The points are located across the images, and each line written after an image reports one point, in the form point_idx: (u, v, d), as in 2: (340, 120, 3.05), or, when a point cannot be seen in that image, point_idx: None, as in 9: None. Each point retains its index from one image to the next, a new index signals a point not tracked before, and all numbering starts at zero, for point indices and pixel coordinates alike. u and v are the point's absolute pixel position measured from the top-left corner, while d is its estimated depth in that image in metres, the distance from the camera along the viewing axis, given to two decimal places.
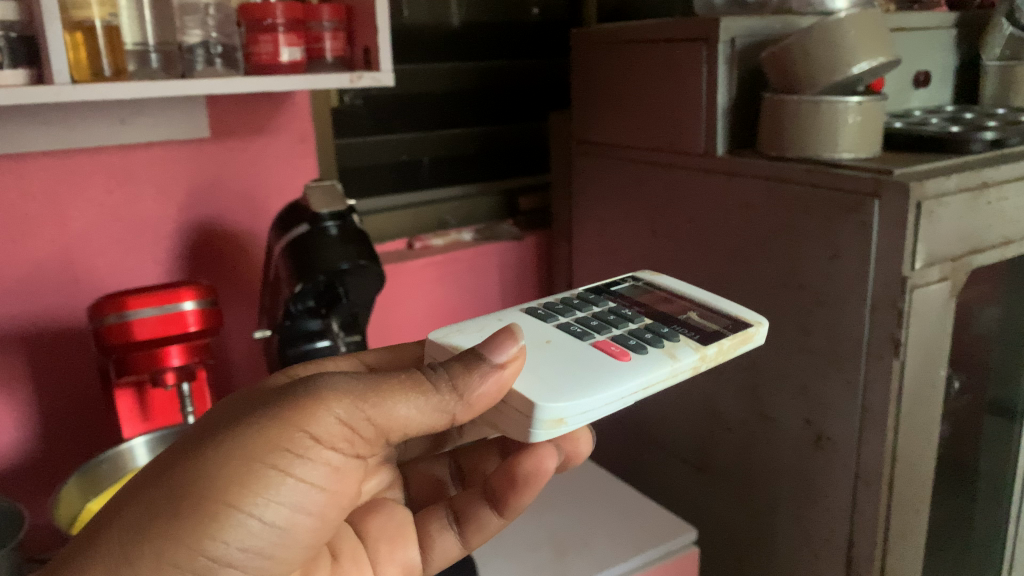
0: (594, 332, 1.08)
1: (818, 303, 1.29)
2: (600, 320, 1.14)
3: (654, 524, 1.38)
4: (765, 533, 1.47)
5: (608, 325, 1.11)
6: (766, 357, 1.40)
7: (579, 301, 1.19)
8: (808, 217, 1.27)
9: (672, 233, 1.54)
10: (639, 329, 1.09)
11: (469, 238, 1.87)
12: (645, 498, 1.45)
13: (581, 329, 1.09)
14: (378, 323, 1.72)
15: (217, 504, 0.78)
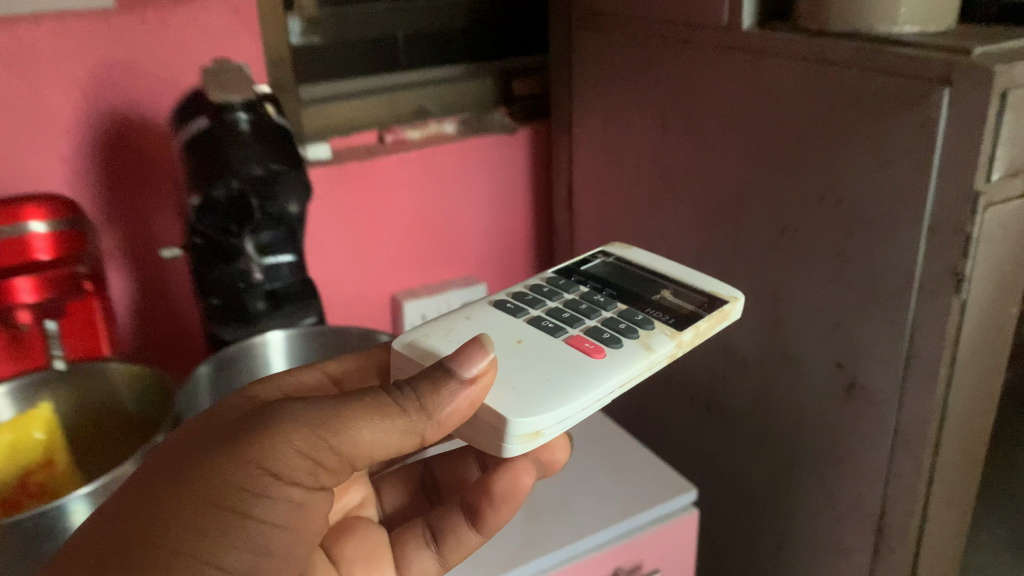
0: (569, 321, 1.02)
1: (859, 221, 1.02)
2: (577, 316, 1.03)
3: (647, 480, 1.16)
4: (782, 487, 1.25)
5: (584, 319, 1.03)
6: (790, 288, 1.14)
7: (551, 296, 1.07)
8: (850, 116, 0.99)
9: (685, 129, 1.26)
10: (616, 314, 1.04)
11: (451, 130, 1.56)
12: (639, 447, 1.24)
13: (555, 326, 1.00)
14: (342, 235, 1.47)
15: (165, 557, 0.69)
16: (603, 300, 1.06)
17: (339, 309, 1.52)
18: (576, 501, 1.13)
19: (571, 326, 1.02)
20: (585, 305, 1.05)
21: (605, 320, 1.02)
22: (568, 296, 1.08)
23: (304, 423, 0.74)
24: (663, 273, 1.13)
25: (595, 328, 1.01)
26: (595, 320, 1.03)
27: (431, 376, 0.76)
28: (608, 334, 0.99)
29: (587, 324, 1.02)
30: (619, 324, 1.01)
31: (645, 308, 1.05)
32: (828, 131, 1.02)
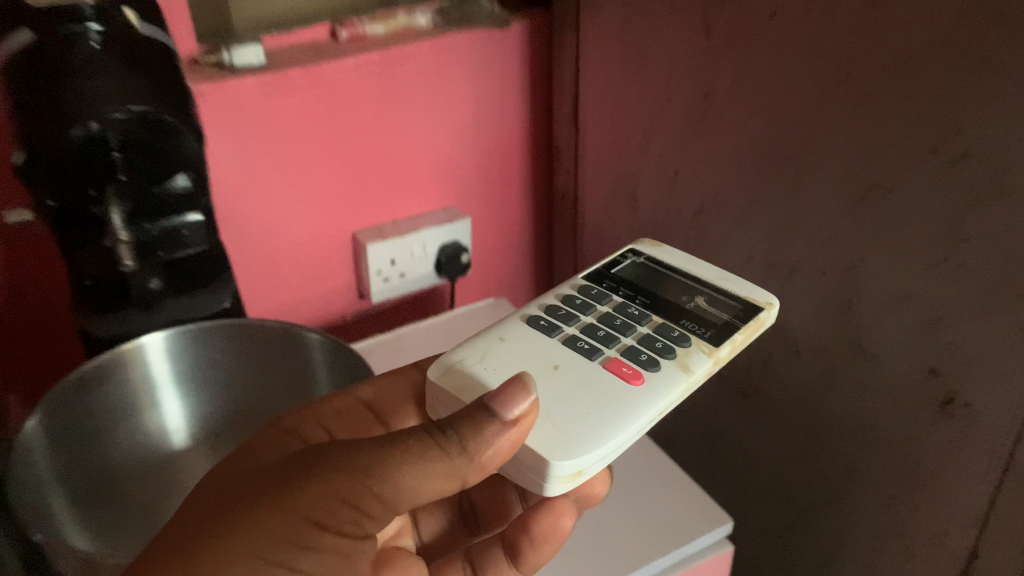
0: (602, 337, 0.83)
1: (990, 188, 0.71)
2: (612, 332, 0.84)
3: (666, 508, 0.92)
4: (837, 502, 0.99)
5: (619, 336, 0.84)
6: (872, 268, 0.84)
7: (582, 304, 0.88)
8: (994, 32, 0.66)
9: (733, 35, 0.92)
10: (653, 329, 0.84)
11: (425, 24, 1.21)
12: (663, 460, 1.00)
13: (586, 345, 0.82)
14: (277, 166, 1.12)
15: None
16: (638, 311, 0.87)
17: (277, 260, 1.20)
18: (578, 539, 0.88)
19: (604, 344, 0.82)
20: (620, 318, 0.86)
21: (643, 337, 0.83)
22: (603, 302, 0.89)
23: (343, 476, 0.65)
24: (693, 279, 0.92)
25: (630, 348, 0.82)
26: (631, 335, 0.84)
27: (475, 416, 0.67)
28: (646, 354, 0.81)
29: (622, 342, 0.83)
30: (657, 342, 0.82)
31: (681, 320, 0.86)
32: (954, 57, 0.70)
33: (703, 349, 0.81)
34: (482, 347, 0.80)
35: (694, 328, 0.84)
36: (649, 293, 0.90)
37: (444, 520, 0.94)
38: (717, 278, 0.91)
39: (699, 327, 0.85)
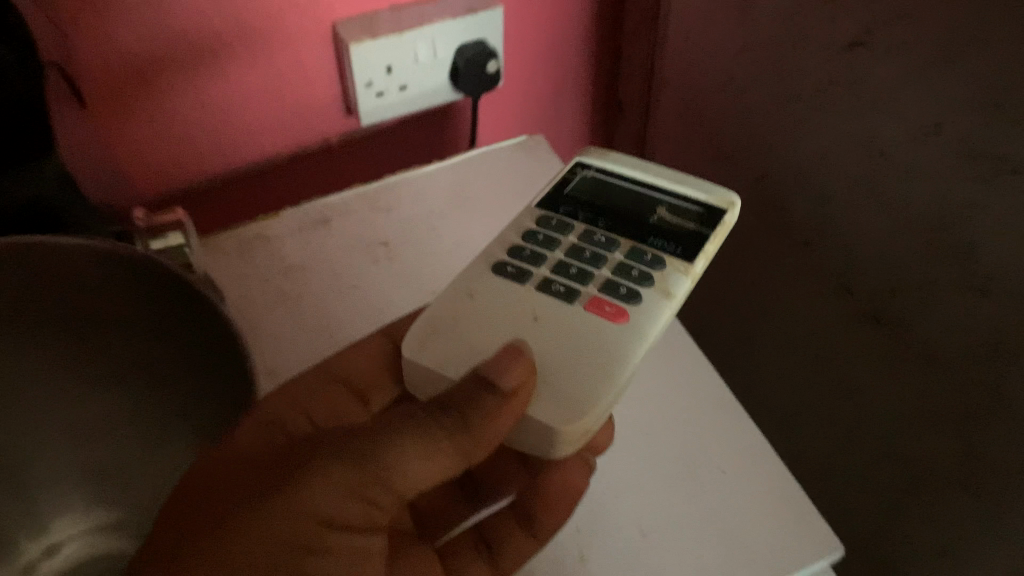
0: (576, 275, 0.52)
1: None
2: (584, 265, 0.53)
3: (738, 511, 0.59)
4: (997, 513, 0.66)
5: (593, 267, 0.53)
6: None
7: (537, 236, 0.56)
8: None
9: None
10: (630, 253, 0.53)
11: None
12: (737, 421, 0.65)
13: (564, 290, 0.51)
14: None
15: None
16: (604, 230, 0.56)
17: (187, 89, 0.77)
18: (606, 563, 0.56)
19: (579, 284, 0.52)
20: (580, 245, 0.55)
21: (620, 265, 0.53)
22: (563, 227, 0.56)
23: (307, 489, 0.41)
24: (639, 186, 0.58)
25: (610, 280, 0.51)
26: (603, 266, 0.53)
27: (467, 386, 0.43)
28: (628, 287, 0.51)
29: (598, 277, 0.52)
30: (636, 269, 0.52)
31: (653, 237, 0.55)
32: None
33: (684, 269, 0.52)
34: (449, 302, 0.50)
35: (669, 241, 0.54)
36: (612, 204, 0.58)
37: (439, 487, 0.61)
38: (668, 184, 0.58)
39: (675, 239, 0.54)
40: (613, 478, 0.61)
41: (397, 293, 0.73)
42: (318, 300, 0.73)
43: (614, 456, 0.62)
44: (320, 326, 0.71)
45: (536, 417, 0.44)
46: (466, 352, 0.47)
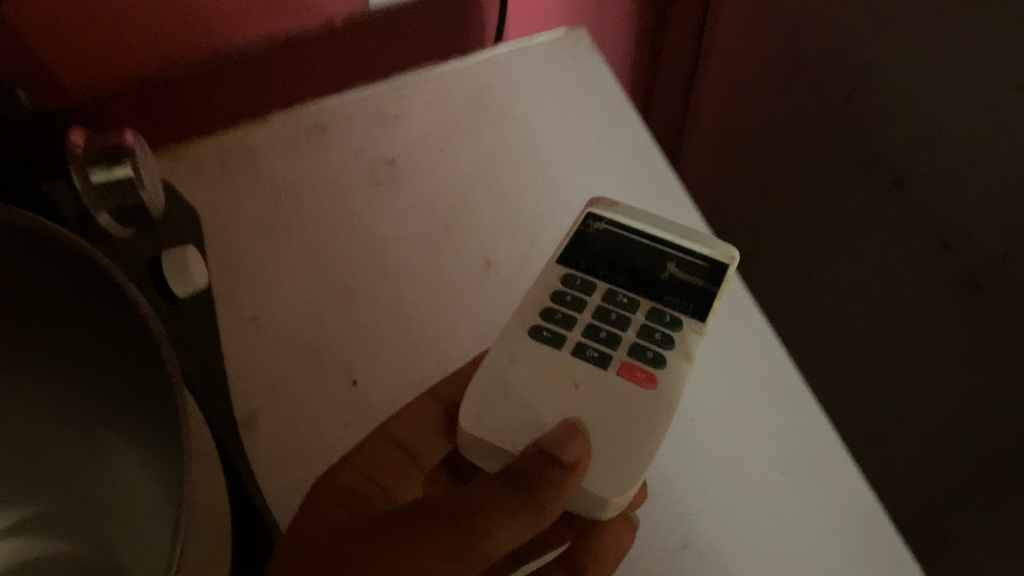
0: (605, 341, 0.48)
1: None
2: (613, 328, 0.49)
3: (792, 521, 0.51)
4: None
5: (619, 331, 0.48)
6: None
7: (562, 294, 0.50)
8: None
9: None
10: (651, 312, 0.49)
11: None
12: (799, 405, 0.54)
13: (593, 359, 0.47)
14: None
15: None
16: (626, 286, 0.50)
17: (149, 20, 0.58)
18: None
19: (609, 348, 0.48)
20: (605, 304, 0.50)
21: (643, 327, 0.48)
22: (588, 283, 0.50)
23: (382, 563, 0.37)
24: (651, 239, 0.51)
25: (636, 343, 0.47)
26: (629, 329, 0.48)
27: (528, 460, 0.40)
28: (653, 349, 0.47)
29: (626, 340, 0.48)
30: (660, 330, 0.48)
31: (668, 293, 0.50)
32: None
33: (700, 325, 0.48)
34: (494, 370, 0.46)
35: (685, 295, 0.49)
36: (629, 256, 0.51)
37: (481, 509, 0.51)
38: (672, 237, 0.51)
39: (693, 293, 0.50)
40: (652, 473, 0.52)
41: (410, 226, 0.63)
42: (312, 236, 0.62)
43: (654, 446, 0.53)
44: (314, 266, 0.61)
45: (593, 485, 0.42)
46: (527, 421, 0.44)
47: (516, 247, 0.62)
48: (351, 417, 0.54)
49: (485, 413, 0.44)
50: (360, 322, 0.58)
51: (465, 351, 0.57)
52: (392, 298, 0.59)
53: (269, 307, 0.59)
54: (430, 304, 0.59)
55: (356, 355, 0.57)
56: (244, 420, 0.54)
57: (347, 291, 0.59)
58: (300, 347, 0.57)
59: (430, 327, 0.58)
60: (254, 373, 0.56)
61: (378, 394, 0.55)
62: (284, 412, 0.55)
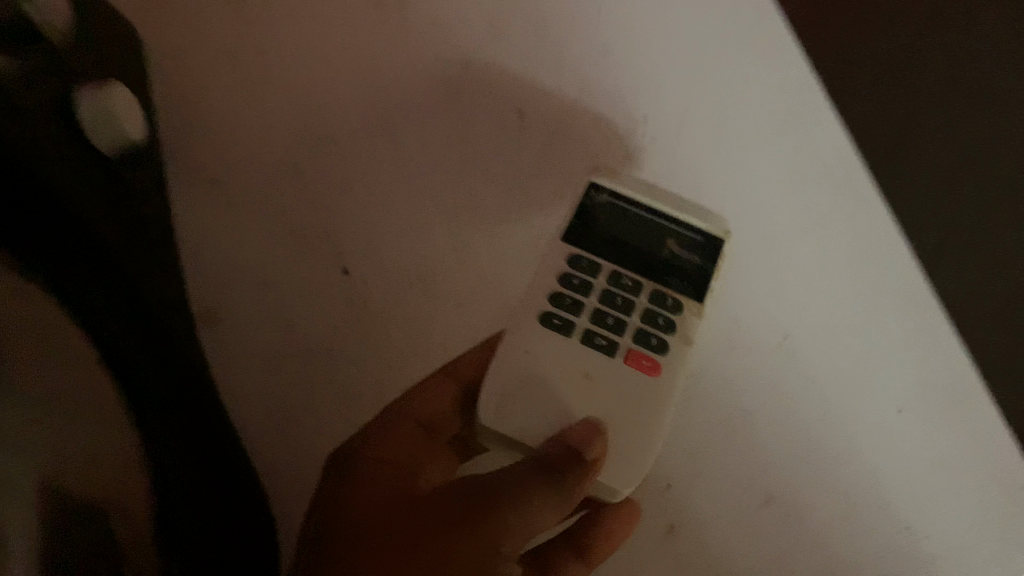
0: (610, 330, 0.37)
1: None
2: (618, 312, 0.37)
3: (908, 470, 0.39)
4: None
5: (624, 317, 0.37)
6: None
7: (567, 273, 0.37)
8: None
9: None
10: (653, 295, 0.37)
11: None
12: (909, 306, 0.41)
13: (598, 353, 0.36)
14: None
15: None
16: (632, 267, 0.38)
17: None
18: (708, 538, 0.39)
19: (615, 339, 0.36)
20: (609, 285, 0.37)
21: (645, 313, 0.37)
22: (593, 261, 0.38)
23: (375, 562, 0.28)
24: (656, 205, 0.38)
25: (639, 333, 0.36)
26: (632, 313, 0.37)
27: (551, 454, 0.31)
28: (658, 340, 0.36)
29: (631, 329, 0.37)
30: (664, 316, 0.37)
31: (668, 272, 0.38)
32: None
33: (701, 310, 0.37)
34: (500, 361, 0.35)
35: (691, 275, 0.37)
36: (630, 228, 0.38)
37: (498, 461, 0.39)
38: (671, 203, 0.38)
39: (700, 274, 0.38)
40: (730, 404, 0.40)
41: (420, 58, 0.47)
42: (289, 68, 0.47)
43: (734, 369, 0.41)
44: (292, 111, 0.46)
45: (608, 481, 0.34)
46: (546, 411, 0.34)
47: (557, 92, 0.46)
48: (340, 316, 0.42)
49: (497, 405, 0.34)
50: (351, 190, 0.44)
51: (489, 235, 0.44)
52: (395, 158, 0.45)
53: (233, 164, 0.45)
54: (443, 168, 0.45)
55: (346, 232, 0.43)
56: (202, 313, 0.42)
57: (334, 146, 0.45)
58: (273, 220, 0.44)
59: (443, 198, 0.44)
60: (215, 253, 0.43)
61: (375, 287, 0.43)
62: (254, 305, 0.42)
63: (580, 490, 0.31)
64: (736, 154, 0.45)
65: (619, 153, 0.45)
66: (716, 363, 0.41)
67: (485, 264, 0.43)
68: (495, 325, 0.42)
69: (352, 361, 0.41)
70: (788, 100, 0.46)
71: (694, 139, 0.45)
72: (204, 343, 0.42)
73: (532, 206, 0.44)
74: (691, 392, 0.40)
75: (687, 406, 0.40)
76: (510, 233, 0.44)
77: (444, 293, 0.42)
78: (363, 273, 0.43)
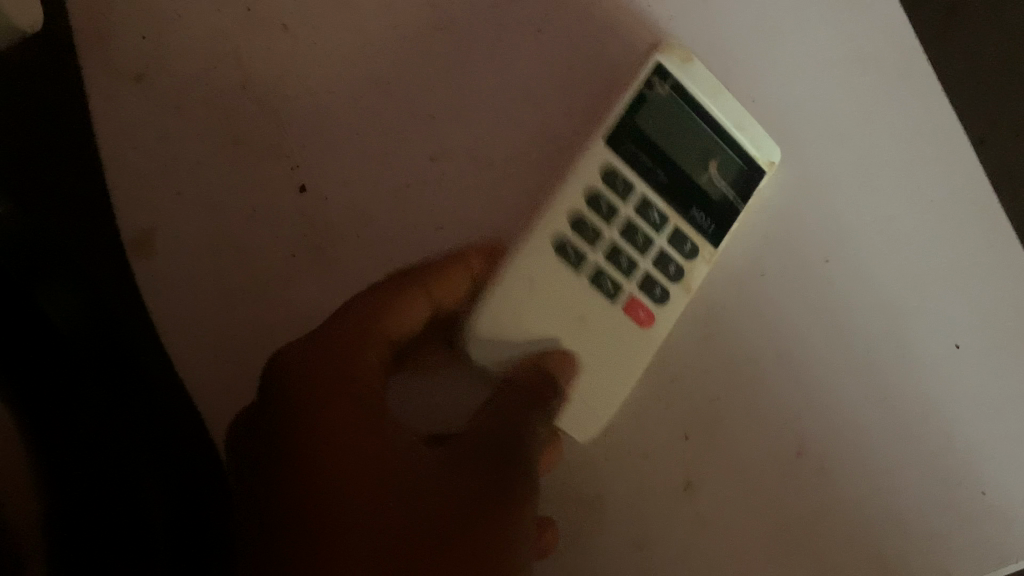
0: (620, 271, 0.34)
1: None
2: (632, 251, 0.34)
3: (959, 412, 0.35)
4: None
5: (637, 256, 0.34)
6: None
7: (600, 189, 0.33)
8: None
9: None
10: (673, 235, 0.34)
11: None
12: (954, 228, 0.36)
13: (603, 294, 0.33)
14: None
15: None
16: (660, 190, 0.34)
17: None
18: (732, 494, 0.34)
19: (622, 278, 0.34)
20: (634, 216, 0.34)
21: (659, 255, 0.34)
22: (628, 182, 0.34)
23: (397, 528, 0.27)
24: (710, 124, 0.34)
25: (648, 278, 0.34)
26: (647, 253, 0.34)
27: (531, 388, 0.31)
28: (664, 289, 0.34)
29: (641, 272, 0.34)
30: (675, 262, 0.34)
31: (696, 205, 0.34)
32: None
33: (712, 255, 0.34)
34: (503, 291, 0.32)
35: (714, 212, 0.34)
36: (678, 145, 0.34)
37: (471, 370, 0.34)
38: (729, 126, 0.35)
39: (722, 212, 0.34)
40: (759, 342, 0.35)
41: None
42: None
43: (766, 301, 0.35)
44: None
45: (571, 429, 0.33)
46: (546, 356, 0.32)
47: None
48: (299, 243, 0.35)
49: (487, 342, 0.32)
50: (306, 87, 0.36)
51: (474, 141, 0.36)
52: (360, 46, 0.37)
53: (161, 54, 0.37)
54: (415, 59, 0.37)
55: (302, 139, 0.36)
56: (133, 239, 0.35)
57: (283, 28, 0.37)
58: (211, 123, 0.36)
59: (417, 96, 0.36)
60: (146, 166, 0.36)
61: (337, 206, 0.36)
62: (197, 228, 0.35)
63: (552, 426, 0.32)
64: (771, 37, 0.37)
65: (630, 40, 0.37)
66: (744, 293, 0.35)
67: (469, 175, 0.36)
68: (482, 249, 0.35)
69: (315, 296, 0.35)
70: None
71: (721, 17, 0.37)
72: (137, 274, 0.35)
73: (526, 105, 0.36)
74: (714, 327, 0.35)
75: (708, 343, 0.34)
76: (499, 137, 0.36)
77: (421, 213, 0.36)
78: (324, 191, 0.36)
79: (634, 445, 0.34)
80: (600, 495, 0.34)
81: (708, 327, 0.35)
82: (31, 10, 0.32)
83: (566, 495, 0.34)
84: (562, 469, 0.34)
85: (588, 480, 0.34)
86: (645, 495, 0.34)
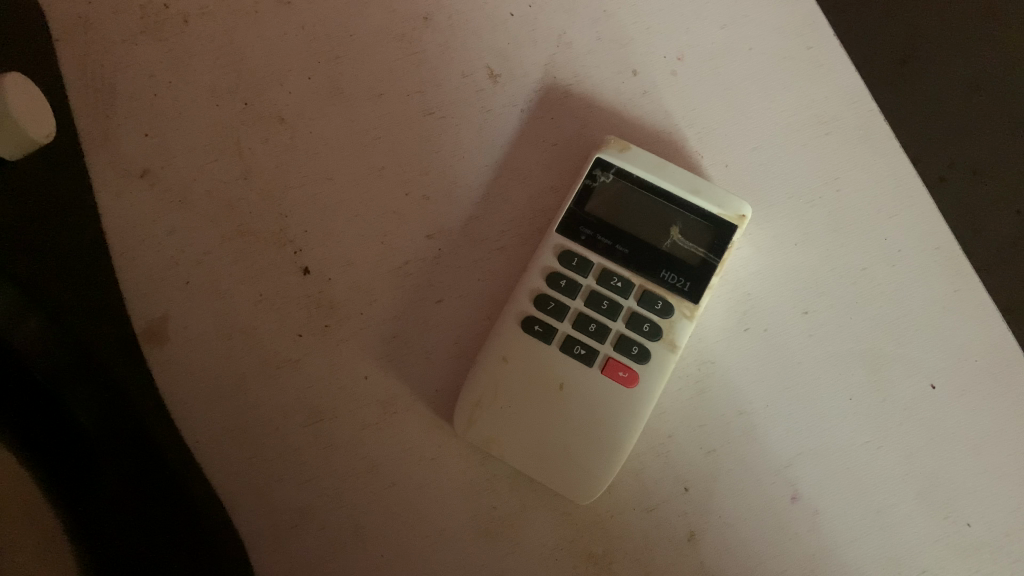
0: (592, 337, 0.36)
1: None
2: (603, 317, 0.36)
3: (942, 452, 0.37)
4: None
5: (608, 322, 0.36)
6: None
7: (557, 274, 0.36)
8: None
9: None
10: (643, 296, 0.36)
11: None
12: (929, 274, 0.37)
13: (577, 361, 0.36)
14: None
15: None
16: (625, 261, 0.36)
17: None
18: (733, 540, 0.36)
19: (595, 345, 0.36)
20: (597, 287, 0.36)
21: (631, 317, 0.36)
22: (585, 259, 0.36)
23: (409, 561, 0.36)
24: (661, 195, 0.36)
25: (622, 340, 0.36)
26: (618, 317, 0.36)
27: (516, 440, 0.35)
28: (640, 347, 0.35)
29: (613, 336, 0.36)
30: (649, 321, 0.36)
31: (664, 267, 0.36)
32: None
33: (692, 311, 0.35)
34: (480, 374, 0.35)
35: (685, 270, 0.36)
36: (633, 219, 0.36)
37: (480, 456, 0.36)
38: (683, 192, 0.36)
39: (694, 270, 0.36)
40: (749, 395, 0.36)
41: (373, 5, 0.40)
42: (218, 31, 0.39)
43: (751, 354, 0.37)
44: (226, 82, 0.39)
45: (575, 494, 0.35)
46: (530, 431, 0.35)
47: (533, 45, 0.39)
48: (306, 323, 0.37)
49: (471, 416, 0.35)
50: (306, 176, 0.38)
51: (467, 217, 0.38)
52: (354, 134, 0.39)
53: (164, 150, 0.38)
54: (408, 144, 0.39)
55: (304, 224, 0.38)
56: (147, 330, 0.37)
57: (279, 122, 0.39)
58: (214, 217, 0.38)
59: (411, 178, 0.38)
60: (156, 259, 0.37)
61: (339, 286, 0.37)
62: (208, 318, 0.37)
63: (535, 468, 0.35)
64: (739, 104, 0.39)
65: (609, 113, 0.39)
66: (729, 351, 0.37)
67: (465, 249, 0.38)
68: (483, 319, 0.37)
69: (323, 372, 0.37)
70: (811, 34, 0.39)
71: (690, 89, 0.39)
72: (151, 365, 0.37)
73: (515, 180, 0.38)
74: (706, 383, 0.37)
75: (701, 398, 0.36)
76: (491, 212, 0.38)
77: (421, 288, 0.37)
78: (328, 272, 0.37)
79: (639, 500, 0.36)
80: (607, 550, 0.36)
81: (700, 383, 0.37)
82: (45, 120, 0.34)
83: (575, 551, 0.36)
84: (570, 527, 0.36)
85: (598, 535, 0.36)
86: (651, 547, 0.36)
